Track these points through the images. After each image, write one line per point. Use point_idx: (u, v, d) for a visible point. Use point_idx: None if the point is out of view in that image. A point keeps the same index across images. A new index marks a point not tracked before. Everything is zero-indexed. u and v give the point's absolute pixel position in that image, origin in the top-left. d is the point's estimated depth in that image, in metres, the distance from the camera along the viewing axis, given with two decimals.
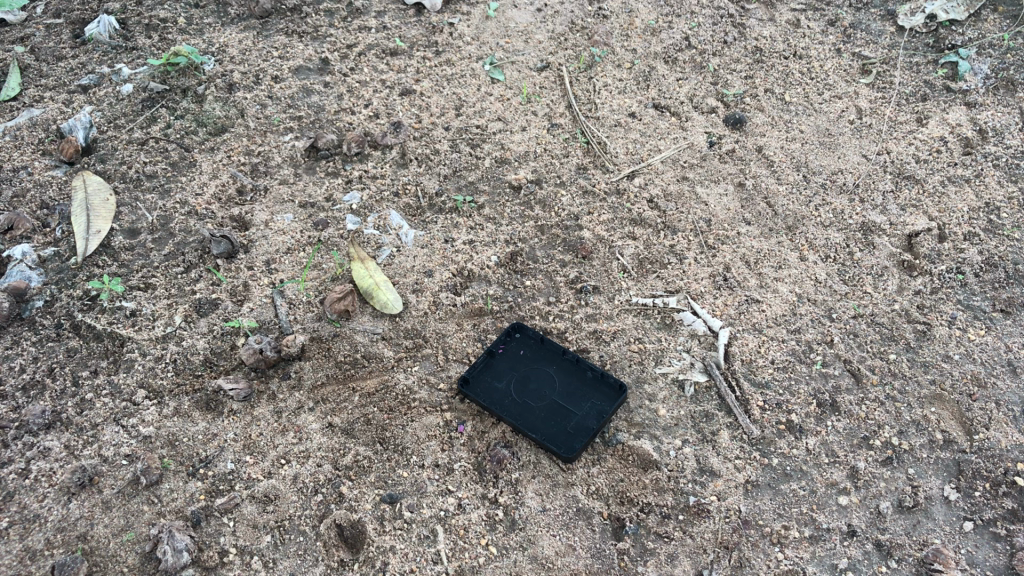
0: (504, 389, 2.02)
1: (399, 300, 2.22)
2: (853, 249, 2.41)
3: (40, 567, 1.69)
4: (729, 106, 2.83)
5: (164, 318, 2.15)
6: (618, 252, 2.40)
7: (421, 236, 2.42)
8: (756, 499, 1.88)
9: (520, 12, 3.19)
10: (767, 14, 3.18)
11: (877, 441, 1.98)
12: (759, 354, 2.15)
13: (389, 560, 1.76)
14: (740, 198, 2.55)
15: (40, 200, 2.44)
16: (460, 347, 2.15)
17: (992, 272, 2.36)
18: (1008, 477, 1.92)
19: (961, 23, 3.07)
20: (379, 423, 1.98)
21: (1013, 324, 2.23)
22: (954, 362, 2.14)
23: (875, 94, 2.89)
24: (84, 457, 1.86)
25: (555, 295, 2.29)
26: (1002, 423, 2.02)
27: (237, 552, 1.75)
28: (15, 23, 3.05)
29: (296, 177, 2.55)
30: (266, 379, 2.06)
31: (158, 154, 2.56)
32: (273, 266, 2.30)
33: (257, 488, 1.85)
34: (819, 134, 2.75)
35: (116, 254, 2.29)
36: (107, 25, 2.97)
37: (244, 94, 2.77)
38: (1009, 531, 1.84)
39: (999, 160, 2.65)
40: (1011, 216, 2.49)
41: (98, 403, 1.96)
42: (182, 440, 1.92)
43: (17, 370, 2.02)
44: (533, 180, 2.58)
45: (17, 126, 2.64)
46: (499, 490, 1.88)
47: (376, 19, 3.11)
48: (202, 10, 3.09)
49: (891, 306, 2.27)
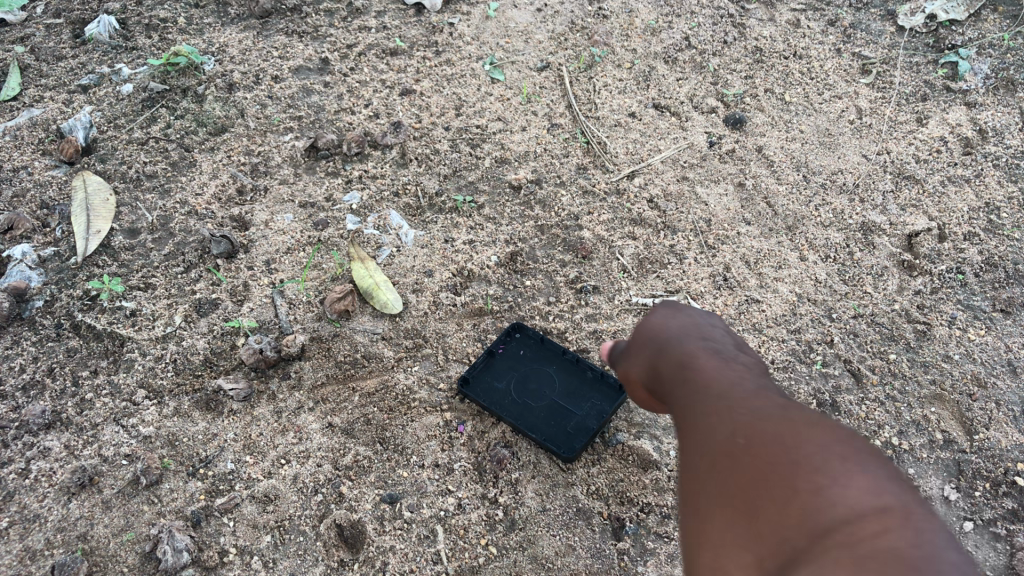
0: (504, 389, 2.02)
1: (399, 300, 2.22)
2: (853, 249, 2.41)
3: (40, 567, 1.68)
4: (729, 106, 2.83)
5: (164, 318, 2.15)
6: (618, 251, 2.40)
7: (421, 236, 2.42)
8: None
9: (520, 12, 3.19)
10: (767, 14, 3.18)
11: (877, 441, 1.98)
12: (759, 353, 2.15)
13: (389, 560, 1.76)
14: (740, 198, 2.55)
15: (40, 200, 2.44)
16: (460, 347, 2.15)
17: (992, 273, 2.36)
18: (1008, 477, 1.92)
19: (961, 23, 3.08)
20: (380, 423, 1.98)
21: (1013, 324, 2.24)
22: (955, 362, 2.15)
23: (875, 94, 2.89)
24: (84, 457, 1.86)
25: (555, 295, 2.29)
26: (1002, 423, 2.02)
27: (237, 552, 1.75)
28: (15, 23, 3.04)
29: (296, 177, 2.55)
30: (266, 379, 2.05)
31: (158, 154, 2.56)
32: (273, 266, 2.30)
33: (258, 488, 1.85)
34: (819, 134, 2.74)
35: (116, 254, 2.29)
36: (107, 25, 2.96)
37: (244, 94, 2.77)
38: (1009, 531, 1.84)
39: (998, 160, 2.65)
40: (1011, 216, 2.50)
41: (98, 404, 1.96)
42: (182, 440, 1.91)
43: (16, 370, 2.02)
44: (533, 180, 2.58)
45: (17, 126, 2.64)
46: (499, 490, 1.88)
47: (376, 19, 3.11)
48: (202, 10, 3.09)
49: (891, 306, 2.27)
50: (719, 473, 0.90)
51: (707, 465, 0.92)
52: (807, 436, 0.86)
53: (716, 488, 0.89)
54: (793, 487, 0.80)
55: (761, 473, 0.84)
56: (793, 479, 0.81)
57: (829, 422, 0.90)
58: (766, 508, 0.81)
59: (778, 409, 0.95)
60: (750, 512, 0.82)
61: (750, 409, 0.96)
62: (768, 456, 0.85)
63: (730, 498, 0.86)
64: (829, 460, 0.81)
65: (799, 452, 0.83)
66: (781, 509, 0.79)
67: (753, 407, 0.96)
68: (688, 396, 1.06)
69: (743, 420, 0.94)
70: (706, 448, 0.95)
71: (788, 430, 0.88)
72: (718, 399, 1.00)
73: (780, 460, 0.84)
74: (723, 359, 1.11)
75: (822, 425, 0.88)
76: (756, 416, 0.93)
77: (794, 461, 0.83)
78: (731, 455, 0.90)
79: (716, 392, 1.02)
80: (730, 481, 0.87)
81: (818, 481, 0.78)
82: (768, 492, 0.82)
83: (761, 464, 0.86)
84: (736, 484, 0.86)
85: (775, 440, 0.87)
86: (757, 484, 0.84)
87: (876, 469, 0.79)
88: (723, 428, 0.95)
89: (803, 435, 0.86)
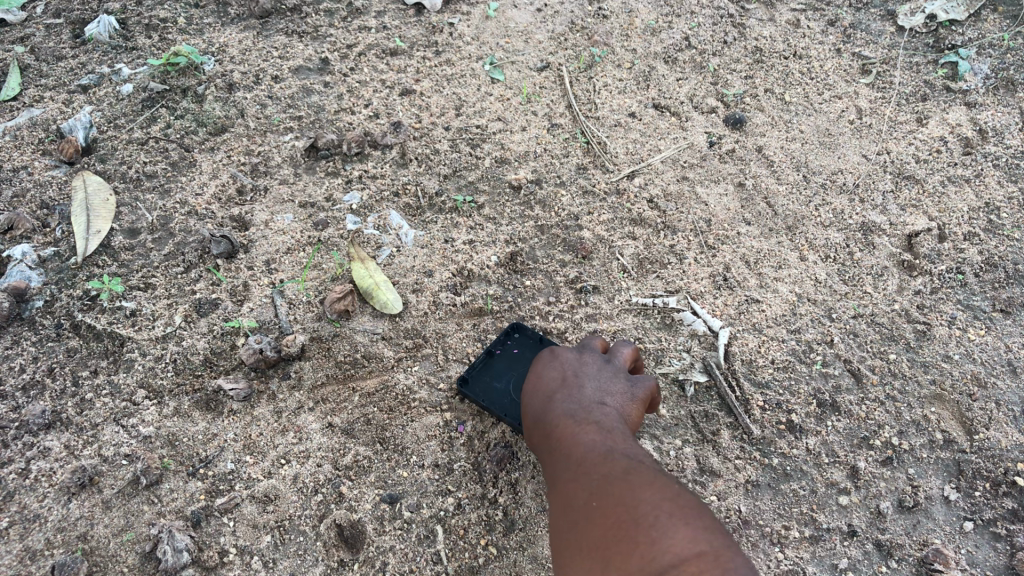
0: (503, 388, 2.01)
1: (399, 300, 2.22)
2: (853, 249, 2.41)
3: (40, 567, 1.69)
4: (729, 106, 2.83)
5: (164, 318, 2.15)
6: (618, 251, 2.40)
7: (420, 236, 2.42)
8: (756, 499, 1.88)
9: (520, 12, 3.19)
10: (767, 14, 3.18)
11: (877, 441, 1.98)
12: (759, 353, 2.15)
13: (389, 560, 1.76)
14: (740, 198, 2.55)
15: (40, 200, 2.44)
16: (460, 347, 2.15)
17: (992, 273, 2.36)
18: (1008, 477, 1.93)
19: (961, 23, 3.08)
20: (380, 423, 1.98)
21: (1013, 324, 2.24)
22: (955, 362, 2.15)
23: (875, 93, 2.89)
24: (84, 457, 1.86)
25: (555, 295, 2.29)
26: (1002, 423, 2.03)
27: (237, 552, 1.75)
28: (15, 23, 3.04)
29: (296, 177, 2.55)
30: (266, 379, 2.05)
31: (158, 154, 2.56)
32: (273, 266, 2.30)
33: (258, 488, 1.85)
34: (819, 134, 2.75)
35: (116, 254, 2.29)
36: (107, 25, 2.96)
37: (244, 94, 2.77)
38: (1009, 531, 1.84)
39: (998, 161, 2.65)
40: (1011, 216, 2.50)
41: (98, 403, 1.96)
42: (182, 440, 1.91)
43: (16, 370, 2.02)
44: (533, 180, 2.58)
45: (17, 126, 2.64)
46: (499, 491, 1.88)
47: (376, 19, 3.11)
48: (202, 10, 3.09)
49: (891, 306, 2.27)
50: (588, 527, 1.31)
51: (581, 520, 1.34)
52: (644, 498, 1.28)
53: (587, 539, 1.30)
54: (635, 535, 1.20)
55: (611, 527, 1.26)
56: (634, 529, 1.21)
57: (661, 483, 1.33)
58: (618, 549, 1.21)
59: (627, 474, 1.38)
60: (608, 554, 1.23)
61: (609, 477, 1.39)
62: (618, 513, 1.27)
63: (598, 545, 1.26)
64: (656, 514, 1.23)
65: (635, 507, 1.26)
66: (628, 548, 1.19)
67: (612, 474, 1.40)
68: (572, 468, 1.50)
69: (604, 486, 1.37)
70: (580, 509, 1.37)
71: (632, 492, 1.31)
72: (588, 470, 1.45)
73: (625, 517, 1.25)
74: (594, 434, 1.58)
75: (649, 490, 1.31)
76: (610, 483, 1.37)
77: (633, 517, 1.24)
78: (594, 513, 1.33)
79: (589, 464, 1.46)
80: (595, 532, 1.29)
81: (650, 532, 1.19)
82: (618, 539, 1.23)
83: (614, 519, 1.27)
84: (600, 536, 1.27)
85: (623, 500, 1.30)
86: (610, 533, 1.25)
87: (687, 519, 1.21)
88: (591, 492, 1.38)
89: (640, 496, 1.29)
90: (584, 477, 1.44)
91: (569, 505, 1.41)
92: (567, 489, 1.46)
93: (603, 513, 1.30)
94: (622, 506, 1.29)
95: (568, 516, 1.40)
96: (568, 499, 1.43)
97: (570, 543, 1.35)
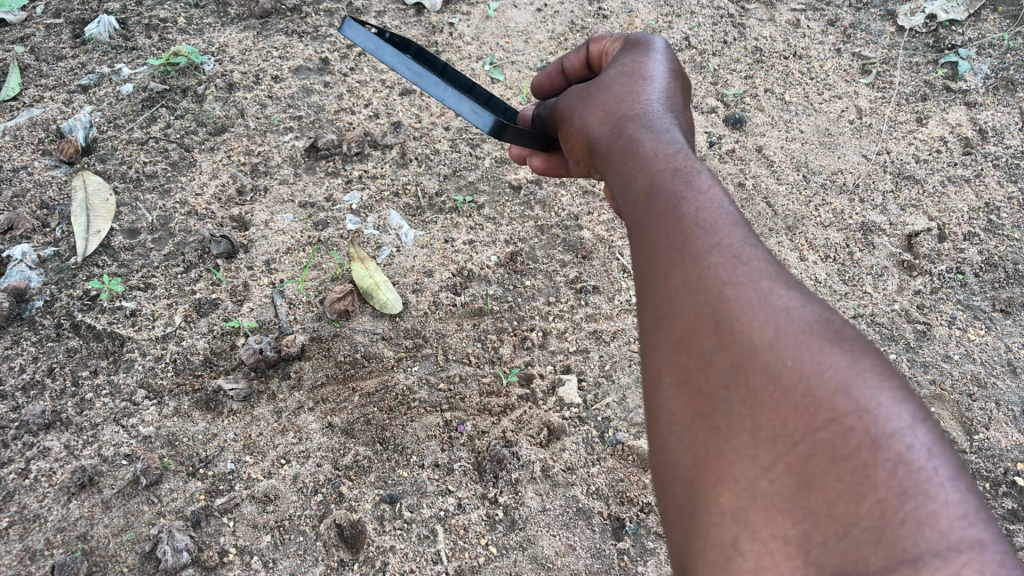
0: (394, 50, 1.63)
1: (399, 300, 2.22)
2: (853, 249, 2.41)
3: (40, 567, 1.69)
4: (729, 106, 2.83)
5: (164, 318, 2.15)
6: (618, 252, 2.41)
7: (421, 236, 2.43)
8: None
9: (520, 12, 3.19)
10: (767, 14, 3.18)
11: None
12: None
13: (389, 560, 1.76)
14: (740, 198, 2.54)
15: (40, 200, 2.43)
16: (460, 347, 2.15)
17: (992, 272, 2.36)
18: (1008, 477, 1.93)
19: (961, 23, 3.08)
20: (380, 422, 1.98)
21: (1013, 324, 2.24)
22: (955, 362, 2.15)
23: (875, 94, 2.89)
24: (84, 457, 1.86)
25: (555, 295, 2.30)
26: (1002, 423, 2.03)
27: (237, 552, 1.75)
28: (15, 23, 3.04)
29: (296, 176, 2.55)
30: (266, 379, 2.05)
31: (158, 154, 2.56)
32: (273, 266, 2.31)
33: (257, 488, 1.84)
34: (819, 134, 2.74)
35: (116, 254, 2.29)
36: (107, 25, 2.96)
37: (244, 94, 2.77)
38: (1009, 531, 1.85)
39: (998, 161, 2.65)
40: (1011, 215, 2.50)
41: (98, 404, 1.96)
42: (182, 440, 1.91)
43: (16, 370, 2.02)
44: (533, 180, 2.59)
45: (17, 126, 2.64)
46: (499, 490, 1.88)
47: (376, 19, 3.11)
48: (201, 10, 3.09)
49: (891, 306, 2.27)
50: (758, 379, 0.85)
51: (738, 354, 0.87)
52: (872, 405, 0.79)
53: (748, 395, 0.85)
54: (863, 459, 0.76)
55: (813, 405, 0.81)
56: (863, 451, 0.76)
57: (876, 346, 0.87)
58: (821, 465, 0.78)
59: (821, 312, 0.91)
60: (797, 454, 0.79)
61: (795, 301, 0.92)
62: (831, 393, 0.80)
63: (776, 432, 0.81)
64: (903, 433, 0.77)
65: (864, 396, 0.80)
66: (846, 479, 0.76)
67: (798, 301, 0.92)
68: (702, 236, 1.01)
69: (793, 321, 0.88)
70: (738, 334, 0.89)
71: (852, 364, 0.83)
72: (744, 268, 0.96)
73: (844, 416, 0.79)
74: (725, 194, 1.10)
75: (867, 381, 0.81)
76: (798, 324, 0.88)
77: (862, 422, 0.78)
78: (776, 360, 0.85)
79: (746, 260, 0.97)
80: (774, 399, 0.83)
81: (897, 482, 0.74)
82: (823, 441, 0.78)
83: (824, 400, 0.80)
84: (786, 416, 0.81)
85: (840, 373, 0.82)
86: (812, 424, 0.80)
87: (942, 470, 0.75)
88: (768, 320, 0.89)
89: (867, 376, 0.82)
90: (739, 275, 0.95)
91: (705, 304, 0.93)
92: (696, 270, 0.97)
93: (797, 373, 0.83)
94: (838, 382, 0.81)
95: (701, 318, 0.93)
96: (702, 292, 0.95)
97: (702, 374, 0.90)
